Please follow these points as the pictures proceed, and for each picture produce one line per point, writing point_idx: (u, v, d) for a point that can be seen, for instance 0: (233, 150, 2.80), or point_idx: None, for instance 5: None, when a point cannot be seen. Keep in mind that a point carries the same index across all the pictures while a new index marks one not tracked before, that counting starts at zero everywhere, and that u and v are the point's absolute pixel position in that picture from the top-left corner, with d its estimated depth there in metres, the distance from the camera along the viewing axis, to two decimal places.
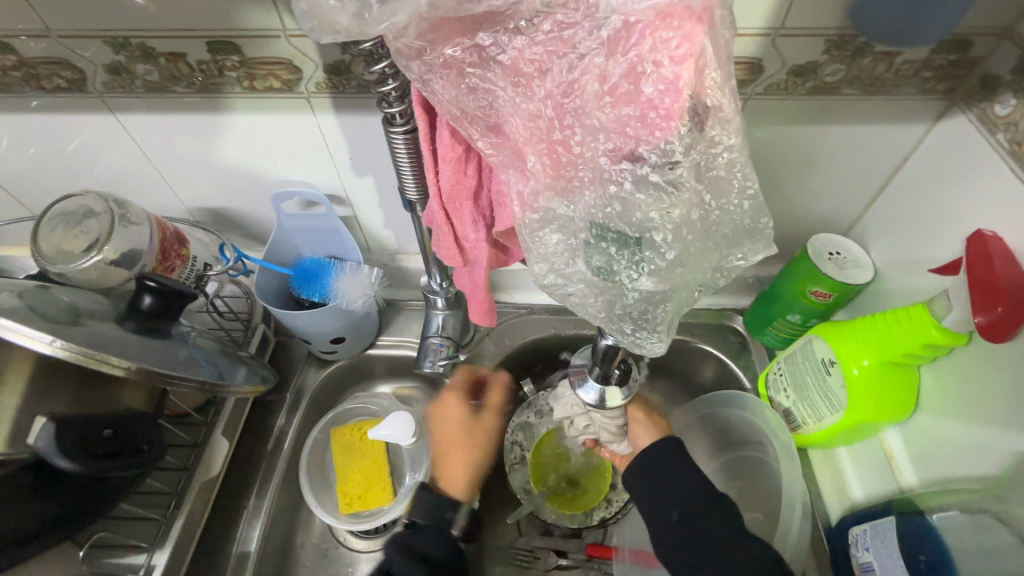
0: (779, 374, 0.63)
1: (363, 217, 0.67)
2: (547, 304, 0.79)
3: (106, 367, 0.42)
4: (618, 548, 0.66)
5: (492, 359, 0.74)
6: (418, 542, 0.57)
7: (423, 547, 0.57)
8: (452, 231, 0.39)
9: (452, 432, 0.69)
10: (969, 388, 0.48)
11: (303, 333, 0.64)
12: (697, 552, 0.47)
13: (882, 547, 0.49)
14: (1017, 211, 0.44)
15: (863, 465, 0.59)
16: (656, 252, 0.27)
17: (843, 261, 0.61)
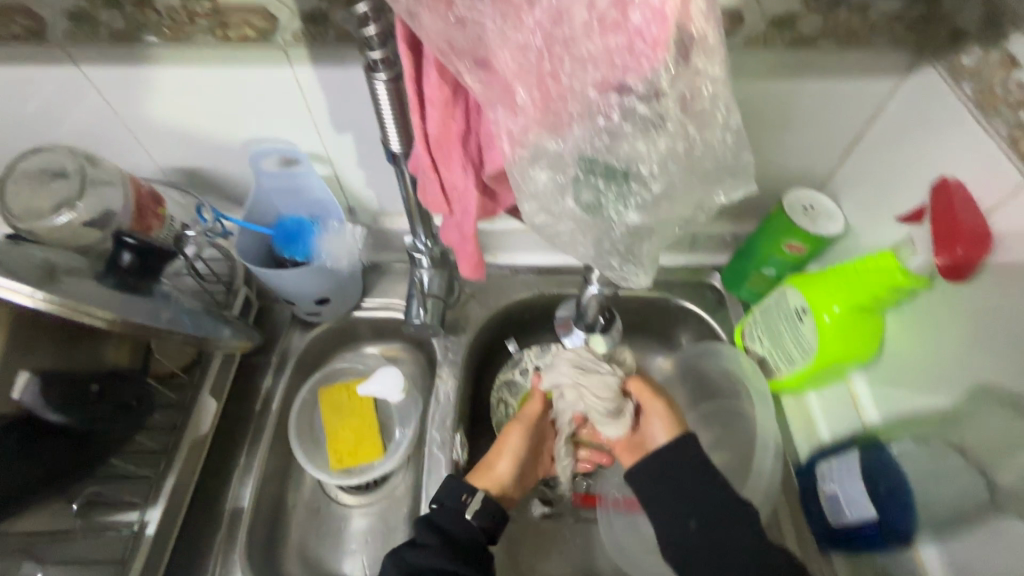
0: (756, 324, 0.66)
1: (344, 176, 0.66)
2: (531, 265, 0.80)
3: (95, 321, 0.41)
4: (603, 495, 0.70)
5: (478, 319, 0.75)
6: (440, 518, 0.54)
7: (442, 521, 0.54)
8: (440, 178, 0.39)
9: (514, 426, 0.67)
10: (928, 329, 0.51)
11: (287, 293, 0.64)
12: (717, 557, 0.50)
13: (847, 478, 0.52)
14: (977, 158, 0.46)
15: (832, 406, 0.62)
16: (642, 183, 0.28)
17: (816, 215, 0.63)
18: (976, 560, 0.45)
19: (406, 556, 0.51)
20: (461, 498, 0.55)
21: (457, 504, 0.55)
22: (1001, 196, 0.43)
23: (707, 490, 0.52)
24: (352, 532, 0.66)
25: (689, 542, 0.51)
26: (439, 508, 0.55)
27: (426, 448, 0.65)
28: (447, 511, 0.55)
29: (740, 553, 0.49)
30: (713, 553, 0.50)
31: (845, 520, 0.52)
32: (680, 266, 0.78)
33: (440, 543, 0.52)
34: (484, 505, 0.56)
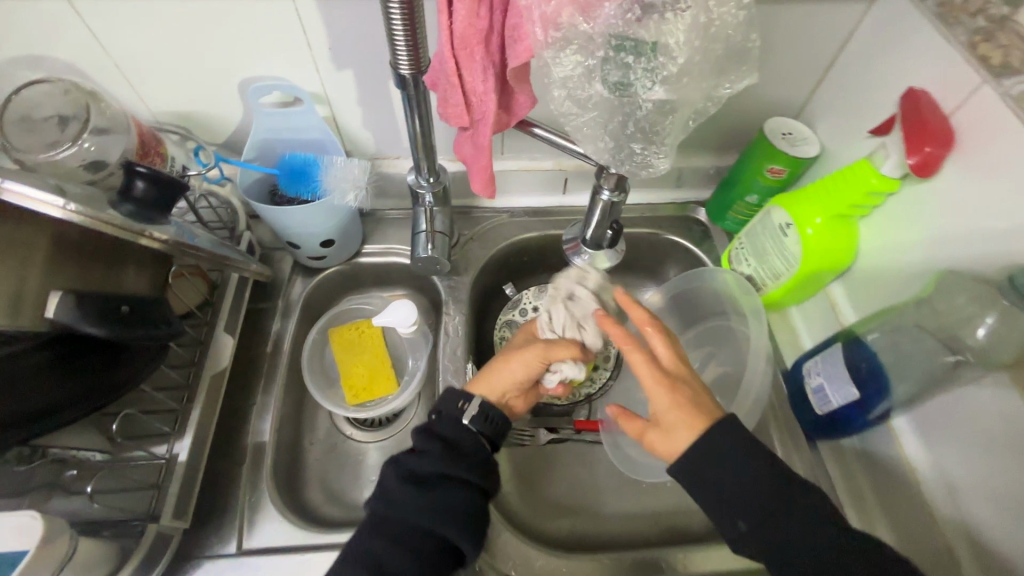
0: (741, 247, 0.71)
1: (342, 117, 0.67)
2: (525, 207, 0.82)
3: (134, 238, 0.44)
4: (606, 421, 0.73)
5: (478, 259, 0.78)
6: (440, 426, 0.53)
7: (442, 430, 0.53)
8: (461, 85, 0.40)
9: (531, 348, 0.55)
10: (897, 230, 0.57)
11: (294, 234, 0.65)
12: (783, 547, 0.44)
13: (832, 368, 0.58)
14: (941, 67, 0.50)
15: (812, 314, 0.68)
16: (669, 57, 0.31)
17: (794, 140, 0.68)
18: (940, 420, 0.52)
19: (409, 464, 0.50)
20: (457, 405, 0.54)
21: (455, 412, 0.53)
22: (962, 97, 0.48)
23: (729, 475, 0.45)
24: (368, 465, 0.69)
25: (746, 542, 0.45)
26: (439, 416, 0.53)
27: (439, 379, 0.68)
28: (449, 421, 0.53)
29: (794, 543, 0.44)
30: (775, 550, 0.44)
31: (833, 407, 0.58)
32: (666, 202, 0.82)
33: (442, 450, 0.51)
34: (482, 411, 0.53)
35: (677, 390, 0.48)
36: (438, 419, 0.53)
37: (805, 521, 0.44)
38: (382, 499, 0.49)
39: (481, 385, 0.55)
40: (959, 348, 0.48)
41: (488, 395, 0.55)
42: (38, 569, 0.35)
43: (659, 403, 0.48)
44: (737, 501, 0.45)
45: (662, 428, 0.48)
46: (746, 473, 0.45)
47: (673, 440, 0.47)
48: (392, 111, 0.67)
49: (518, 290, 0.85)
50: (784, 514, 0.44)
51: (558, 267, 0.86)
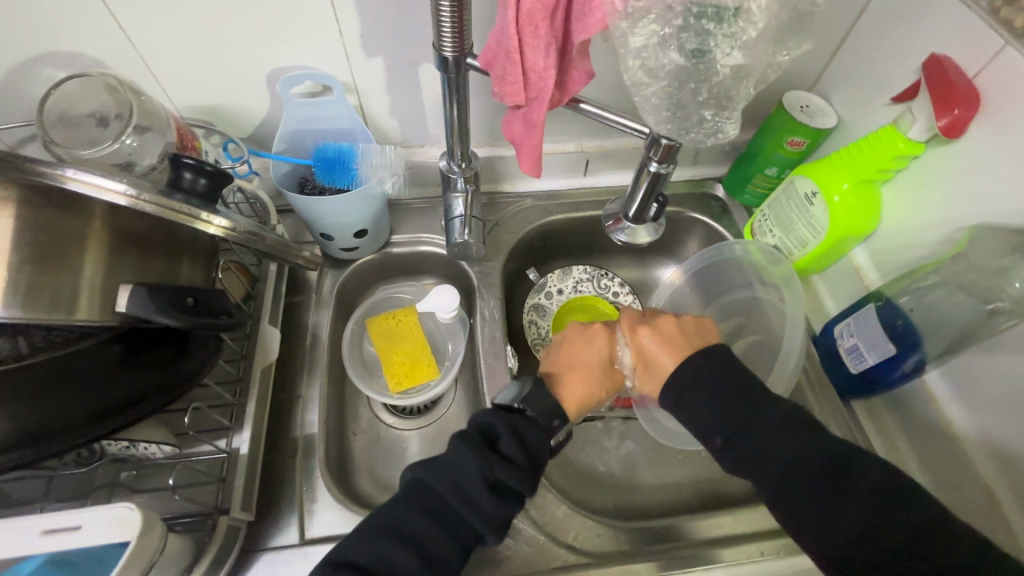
0: (765, 218, 0.74)
1: (369, 106, 0.67)
2: (545, 191, 0.83)
3: (198, 224, 0.44)
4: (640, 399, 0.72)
5: (505, 244, 0.78)
6: (528, 432, 0.50)
7: (529, 435, 0.50)
8: (522, 62, 0.41)
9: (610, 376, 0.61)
10: (919, 192, 0.59)
11: (329, 226, 0.65)
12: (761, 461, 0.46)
13: (864, 329, 0.60)
14: (962, 32, 0.53)
15: (836, 280, 0.71)
16: (749, 21, 0.32)
17: (812, 112, 0.70)
18: (974, 369, 0.54)
19: (497, 473, 0.46)
20: (553, 424, 0.52)
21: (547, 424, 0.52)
22: (986, 60, 0.51)
23: (705, 387, 0.49)
24: (413, 452, 0.69)
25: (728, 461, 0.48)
26: (529, 421, 0.51)
27: (480, 362, 0.68)
28: (535, 427, 0.51)
29: (768, 450, 0.46)
30: (747, 458, 0.46)
31: (868, 365, 0.61)
32: (684, 181, 0.84)
33: (527, 463, 0.48)
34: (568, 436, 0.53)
35: (658, 329, 0.57)
36: (526, 422, 0.51)
37: (782, 428, 0.46)
38: (455, 490, 0.46)
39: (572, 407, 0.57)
40: (999, 299, 0.51)
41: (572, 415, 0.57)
42: (137, 561, 0.35)
43: (637, 340, 0.58)
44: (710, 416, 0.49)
45: (648, 366, 0.56)
46: (712, 387, 0.49)
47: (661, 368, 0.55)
48: (419, 96, 0.66)
49: (542, 274, 0.87)
50: (759, 423, 0.47)
51: (580, 249, 0.87)
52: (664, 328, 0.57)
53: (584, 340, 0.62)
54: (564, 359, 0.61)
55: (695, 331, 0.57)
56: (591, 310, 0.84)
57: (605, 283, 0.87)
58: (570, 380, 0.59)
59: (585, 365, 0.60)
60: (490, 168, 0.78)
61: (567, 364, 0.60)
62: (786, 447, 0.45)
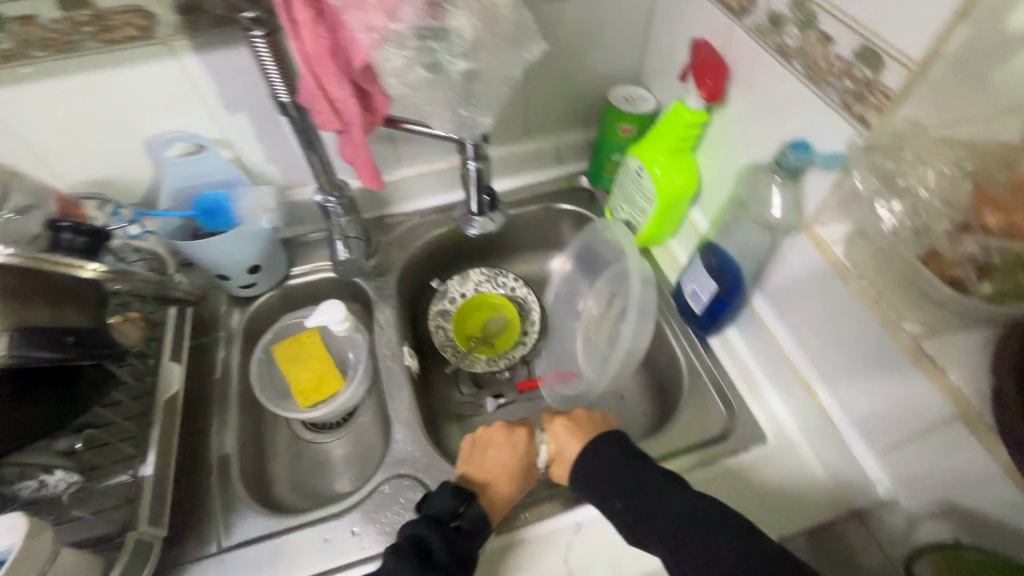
0: (617, 198, 0.83)
1: (245, 155, 0.75)
2: (432, 206, 0.91)
3: (72, 271, 0.55)
4: (545, 379, 0.84)
5: (397, 259, 0.86)
6: (462, 543, 0.52)
7: (459, 541, 0.52)
8: (326, 96, 0.50)
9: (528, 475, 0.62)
10: (718, 152, 0.69)
11: (220, 266, 0.72)
12: (649, 518, 0.51)
13: (697, 273, 0.70)
14: (709, 18, 0.64)
15: (684, 240, 0.80)
16: (459, 35, 0.43)
17: (635, 101, 0.81)
18: (779, 290, 0.63)
19: None
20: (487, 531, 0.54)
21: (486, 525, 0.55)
22: (726, 36, 0.62)
23: (614, 462, 0.56)
24: (333, 460, 0.75)
25: (624, 523, 0.52)
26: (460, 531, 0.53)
27: (381, 367, 0.75)
28: (468, 535, 0.53)
29: (657, 507, 0.51)
30: (648, 518, 0.51)
31: (705, 303, 0.70)
32: (553, 178, 0.94)
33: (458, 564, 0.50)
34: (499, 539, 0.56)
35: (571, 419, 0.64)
36: (457, 531, 0.53)
37: (664, 485, 0.53)
38: None
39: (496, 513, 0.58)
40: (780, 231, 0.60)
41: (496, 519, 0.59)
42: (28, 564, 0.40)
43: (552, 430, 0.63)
44: (609, 483, 0.55)
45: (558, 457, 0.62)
46: (609, 455, 0.57)
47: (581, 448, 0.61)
48: (287, 141, 0.75)
49: (444, 281, 0.93)
50: (648, 483, 0.53)
51: (476, 254, 0.96)
52: (576, 418, 0.63)
53: (508, 440, 0.64)
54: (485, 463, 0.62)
55: (603, 420, 0.63)
56: (492, 305, 0.91)
57: (501, 281, 0.94)
58: (500, 485, 0.60)
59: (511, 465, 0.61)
60: (374, 194, 0.87)
61: (493, 468, 0.61)
62: (681, 501, 0.51)
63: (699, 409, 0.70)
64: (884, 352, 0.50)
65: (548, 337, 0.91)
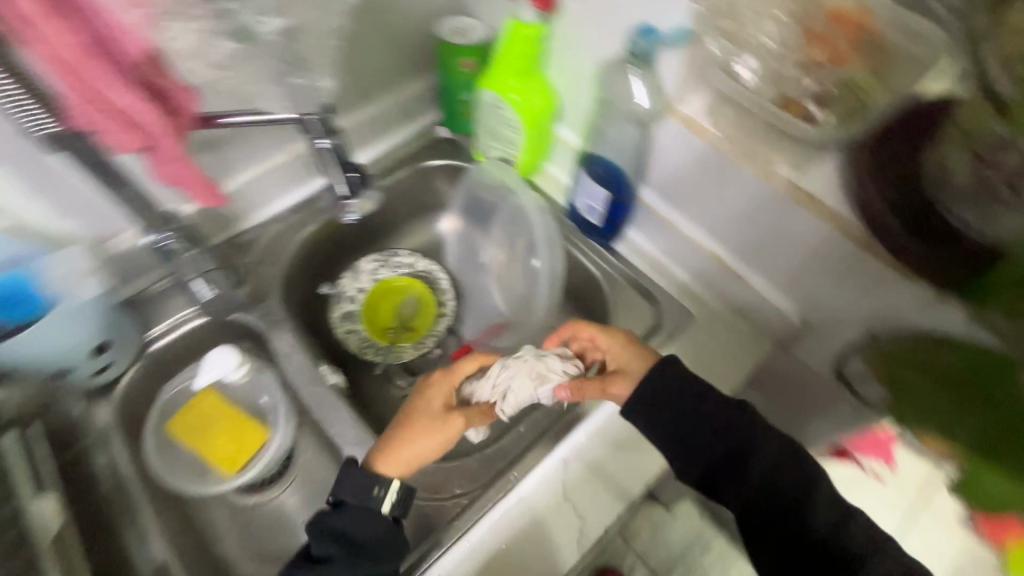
0: (484, 137, 0.79)
1: (23, 218, 0.58)
2: (288, 207, 0.80)
3: None
4: (476, 340, 0.84)
5: (273, 278, 0.75)
6: (347, 519, 0.53)
7: (343, 524, 0.52)
8: (108, 109, 0.39)
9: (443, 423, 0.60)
10: (567, 61, 0.68)
11: (51, 360, 0.58)
12: (696, 448, 0.54)
13: (586, 188, 0.70)
14: None
15: (561, 160, 0.80)
16: None
17: (467, 31, 0.76)
18: (664, 179, 0.66)
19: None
20: (371, 493, 0.54)
21: (370, 503, 0.54)
22: None
23: (691, 404, 0.55)
24: (290, 512, 0.67)
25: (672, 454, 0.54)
26: (345, 508, 0.53)
27: (306, 396, 0.67)
28: (357, 512, 0.53)
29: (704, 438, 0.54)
30: (694, 451, 0.54)
31: (603, 213, 0.72)
32: (411, 136, 0.87)
33: (342, 550, 0.50)
34: (401, 495, 0.55)
35: (578, 338, 0.65)
36: (337, 513, 0.53)
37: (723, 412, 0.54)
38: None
39: (391, 469, 0.57)
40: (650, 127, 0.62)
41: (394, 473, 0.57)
42: None
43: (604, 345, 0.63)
44: (677, 423, 0.54)
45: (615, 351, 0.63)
46: (703, 402, 0.55)
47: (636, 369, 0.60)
48: (75, 185, 0.59)
49: (335, 283, 0.83)
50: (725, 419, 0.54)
51: (360, 242, 0.87)
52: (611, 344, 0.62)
53: (429, 387, 0.63)
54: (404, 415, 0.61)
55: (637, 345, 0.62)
56: (396, 290, 0.85)
57: (395, 265, 0.86)
58: (398, 441, 0.58)
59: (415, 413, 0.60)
60: (215, 214, 0.73)
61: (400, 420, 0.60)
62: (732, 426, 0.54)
63: (636, 312, 0.71)
64: (770, 203, 0.55)
65: (465, 299, 0.87)
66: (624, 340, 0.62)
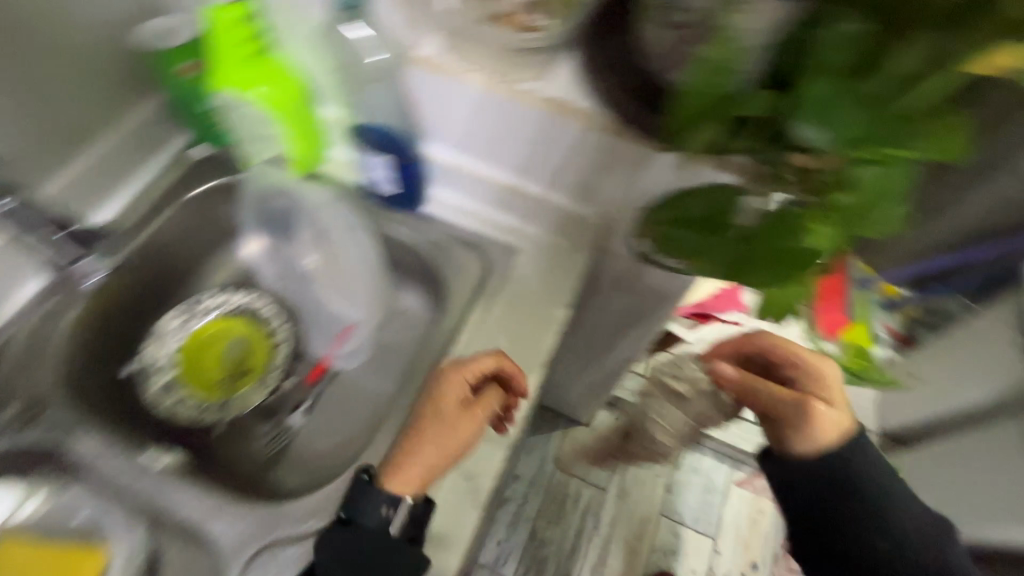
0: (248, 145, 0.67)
1: None
2: (31, 295, 0.64)
3: None
4: (330, 353, 0.78)
5: (44, 382, 0.62)
6: (353, 541, 0.53)
7: (350, 550, 0.52)
8: None
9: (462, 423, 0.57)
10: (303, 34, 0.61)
11: None
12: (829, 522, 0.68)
13: (373, 160, 0.67)
14: None
15: None
16: None
17: (169, 31, 0.64)
18: (437, 126, 0.65)
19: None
20: (382, 513, 0.53)
21: (380, 522, 0.53)
22: None
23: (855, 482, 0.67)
24: None
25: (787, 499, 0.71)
26: (355, 528, 0.53)
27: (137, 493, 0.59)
28: (364, 530, 0.53)
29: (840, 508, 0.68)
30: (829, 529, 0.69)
31: (399, 180, 0.69)
32: (161, 167, 0.74)
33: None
34: (408, 516, 0.54)
35: (799, 368, 0.70)
36: (347, 531, 0.53)
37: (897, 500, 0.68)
38: None
39: (402, 483, 0.54)
40: (402, 83, 0.60)
41: (403, 488, 0.54)
42: None
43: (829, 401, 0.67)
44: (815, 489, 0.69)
45: (829, 396, 0.68)
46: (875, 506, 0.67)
47: (839, 415, 0.67)
48: None
49: (137, 357, 0.72)
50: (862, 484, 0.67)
51: (152, 303, 0.74)
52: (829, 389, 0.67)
53: (445, 382, 0.59)
54: (425, 413, 0.58)
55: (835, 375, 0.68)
56: (212, 337, 0.75)
57: (203, 311, 0.77)
58: (415, 456, 0.56)
59: (437, 417, 0.57)
60: None
61: (423, 423, 0.58)
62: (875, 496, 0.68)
63: (463, 271, 0.70)
64: (527, 118, 0.57)
65: (301, 318, 0.80)
66: (826, 371, 0.68)
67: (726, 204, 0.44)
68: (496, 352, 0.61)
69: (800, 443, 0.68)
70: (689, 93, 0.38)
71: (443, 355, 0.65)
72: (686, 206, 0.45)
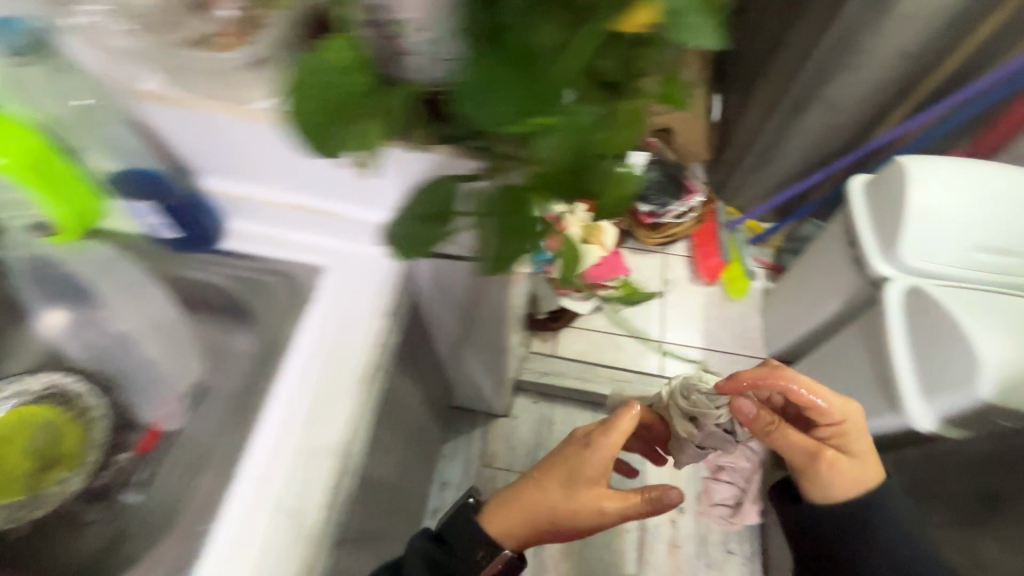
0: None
1: None
2: None
3: None
4: (161, 419, 0.73)
5: None
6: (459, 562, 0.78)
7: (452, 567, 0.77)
8: None
9: (541, 501, 0.80)
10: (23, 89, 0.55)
11: None
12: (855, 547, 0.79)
13: (143, 206, 0.65)
14: None
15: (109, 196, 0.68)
16: None
17: None
18: (199, 155, 0.66)
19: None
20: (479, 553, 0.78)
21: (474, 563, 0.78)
22: None
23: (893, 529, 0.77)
24: None
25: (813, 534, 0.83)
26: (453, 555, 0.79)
27: None
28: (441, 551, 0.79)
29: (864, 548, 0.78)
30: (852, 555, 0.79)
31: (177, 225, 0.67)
32: None
33: None
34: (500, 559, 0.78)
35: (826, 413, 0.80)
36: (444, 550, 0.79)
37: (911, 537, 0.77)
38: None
39: (496, 526, 0.80)
40: (145, 117, 0.62)
41: (496, 533, 0.80)
42: None
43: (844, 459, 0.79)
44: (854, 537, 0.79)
45: (857, 446, 0.80)
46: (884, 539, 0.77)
47: (861, 464, 0.79)
48: None
49: None
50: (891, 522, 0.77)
51: None
52: (854, 444, 0.80)
53: (563, 462, 0.82)
54: (537, 477, 0.83)
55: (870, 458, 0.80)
56: (11, 431, 0.70)
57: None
58: (521, 503, 0.80)
59: (573, 479, 0.80)
60: None
61: (549, 473, 0.82)
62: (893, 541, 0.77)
63: (271, 302, 0.67)
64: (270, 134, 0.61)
65: (114, 393, 0.77)
66: (851, 414, 0.80)
67: (449, 191, 0.45)
68: (631, 410, 0.83)
69: (818, 495, 0.81)
70: (347, 84, 0.41)
71: (258, 395, 0.61)
72: (420, 200, 0.45)
